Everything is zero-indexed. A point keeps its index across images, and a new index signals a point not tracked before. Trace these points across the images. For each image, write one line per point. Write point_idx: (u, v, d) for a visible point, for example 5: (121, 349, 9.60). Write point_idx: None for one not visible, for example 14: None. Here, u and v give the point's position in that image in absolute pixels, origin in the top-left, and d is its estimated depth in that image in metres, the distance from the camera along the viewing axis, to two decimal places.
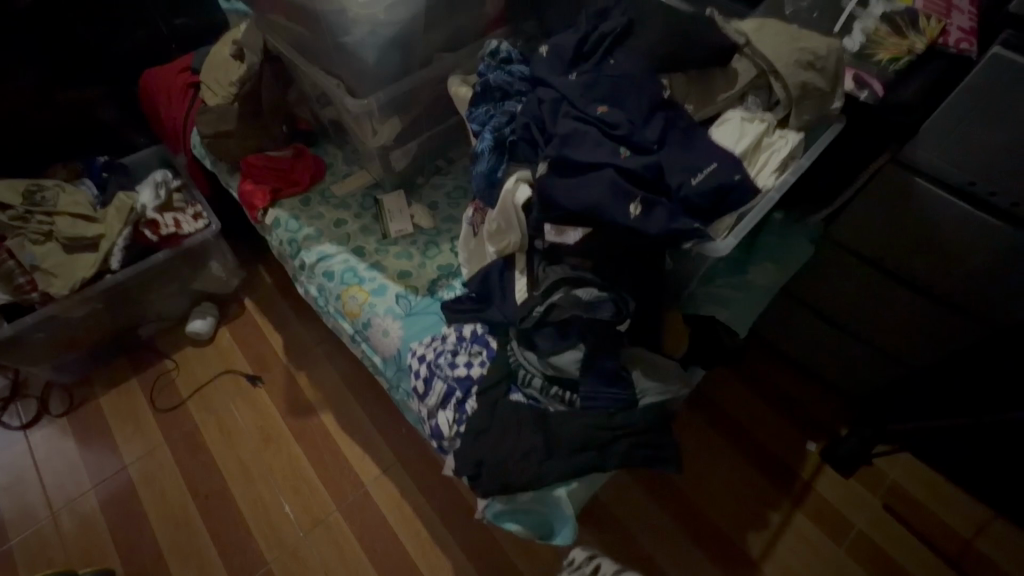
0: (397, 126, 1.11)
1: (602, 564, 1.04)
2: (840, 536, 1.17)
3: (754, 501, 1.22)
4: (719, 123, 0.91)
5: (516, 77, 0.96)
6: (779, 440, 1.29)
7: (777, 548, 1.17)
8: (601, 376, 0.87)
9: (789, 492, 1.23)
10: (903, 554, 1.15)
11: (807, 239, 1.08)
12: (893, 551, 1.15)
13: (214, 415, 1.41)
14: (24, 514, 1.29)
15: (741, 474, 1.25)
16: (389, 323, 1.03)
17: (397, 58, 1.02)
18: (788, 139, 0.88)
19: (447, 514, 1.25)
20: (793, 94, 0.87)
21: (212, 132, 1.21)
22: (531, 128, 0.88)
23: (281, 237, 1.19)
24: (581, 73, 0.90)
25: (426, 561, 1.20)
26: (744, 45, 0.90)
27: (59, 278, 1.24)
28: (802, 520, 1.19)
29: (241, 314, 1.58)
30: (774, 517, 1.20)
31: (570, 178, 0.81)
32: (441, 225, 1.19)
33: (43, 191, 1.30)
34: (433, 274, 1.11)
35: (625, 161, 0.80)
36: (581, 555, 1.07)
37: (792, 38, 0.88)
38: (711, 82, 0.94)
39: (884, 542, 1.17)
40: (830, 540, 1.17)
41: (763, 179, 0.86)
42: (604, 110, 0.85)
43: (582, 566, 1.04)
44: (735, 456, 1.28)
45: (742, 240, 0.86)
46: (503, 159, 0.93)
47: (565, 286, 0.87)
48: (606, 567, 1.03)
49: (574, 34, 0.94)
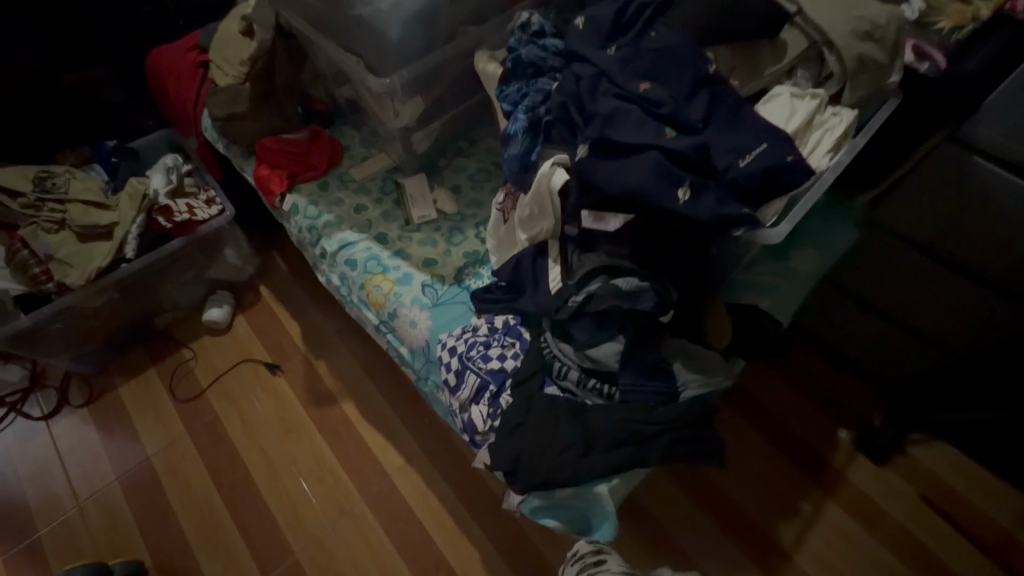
0: (421, 106, 1.05)
1: (606, 559, 0.97)
2: (872, 524, 1.16)
3: (790, 492, 1.20)
4: (764, 101, 0.86)
5: (550, 51, 0.88)
6: (811, 428, 1.27)
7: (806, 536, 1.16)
8: (640, 369, 0.83)
9: (822, 482, 1.20)
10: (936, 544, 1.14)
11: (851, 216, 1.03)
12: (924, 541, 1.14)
13: (235, 405, 1.39)
14: (50, 504, 1.29)
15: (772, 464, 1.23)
16: (417, 314, 0.99)
17: (421, 32, 0.95)
18: (843, 117, 0.84)
19: (472, 503, 1.24)
20: (849, 68, 0.82)
21: (226, 114, 1.17)
22: (569, 107, 0.81)
23: (300, 224, 1.14)
24: (620, 50, 0.83)
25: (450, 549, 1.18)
26: (795, 14, 0.85)
27: (74, 268, 1.21)
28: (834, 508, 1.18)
29: (258, 302, 1.55)
30: (808, 507, 1.18)
31: (614, 160, 0.76)
32: (465, 210, 1.14)
33: (53, 177, 1.25)
34: (459, 261, 1.06)
35: (670, 139, 0.75)
36: (586, 547, 1.01)
37: (848, 6, 0.83)
38: (758, 56, 0.88)
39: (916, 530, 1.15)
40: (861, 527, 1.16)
41: (816, 159, 0.81)
42: (646, 86, 0.80)
43: (585, 558, 0.98)
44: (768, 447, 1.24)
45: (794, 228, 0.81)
46: (537, 142, 0.86)
47: (603, 274, 0.83)
48: (609, 562, 0.95)
49: (612, 6, 0.87)
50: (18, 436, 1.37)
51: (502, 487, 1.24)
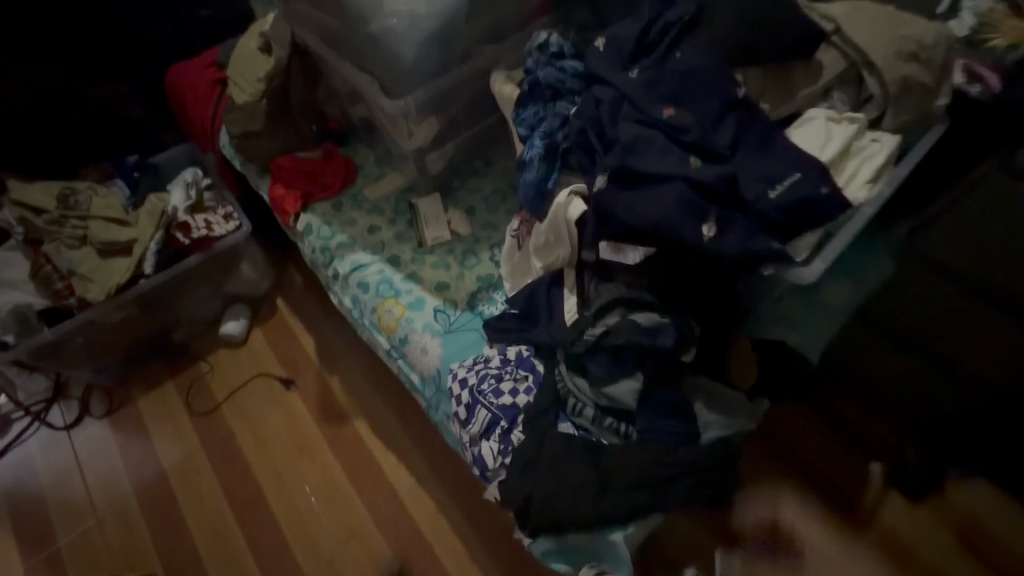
0: (435, 126, 1.03)
1: None
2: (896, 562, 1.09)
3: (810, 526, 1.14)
4: (795, 126, 0.81)
5: (569, 73, 0.83)
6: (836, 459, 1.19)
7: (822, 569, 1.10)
8: (659, 408, 0.79)
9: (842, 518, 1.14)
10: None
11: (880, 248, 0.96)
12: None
13: (250, 421, 1.40)
14: (69, 515, 1.30)
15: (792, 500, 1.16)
16: (428, 340, 0.97)
17: (436, 53, 0.93)
18: (885, 144, 0.78)
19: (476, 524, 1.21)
20: (891, 90, 0.77)
21: (243, 131, 1.17)
22: (588, 132, 0.76)
23: (313, 245, 1.13)
24: (643, 72, 0.78)
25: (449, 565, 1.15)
26: (833, 33, 0.80)
27: (95, 284, 1.23)
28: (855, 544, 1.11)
29: (274, 315, 1.55)
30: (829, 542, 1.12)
31: (635, 191, 0.71)
32: (479, 232, 1.12)
33: (76, 194, 1.26)
34: (472, 286, 1.04)
35: (695, 169, 0.71)
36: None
37: (891, 25, 0.78)
38: (791, 75, 0.82)
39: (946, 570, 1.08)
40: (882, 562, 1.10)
41: (854, 191, 0.75)
42: (670, 112, 0.75)
43: None
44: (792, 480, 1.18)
45: (830, 264, 0.76)
46: (554, 168, 0.82)
47: (621, 308, 0.79)
48: None
49: (634, 24, 0.81)
50: (40, 444, 1.40)
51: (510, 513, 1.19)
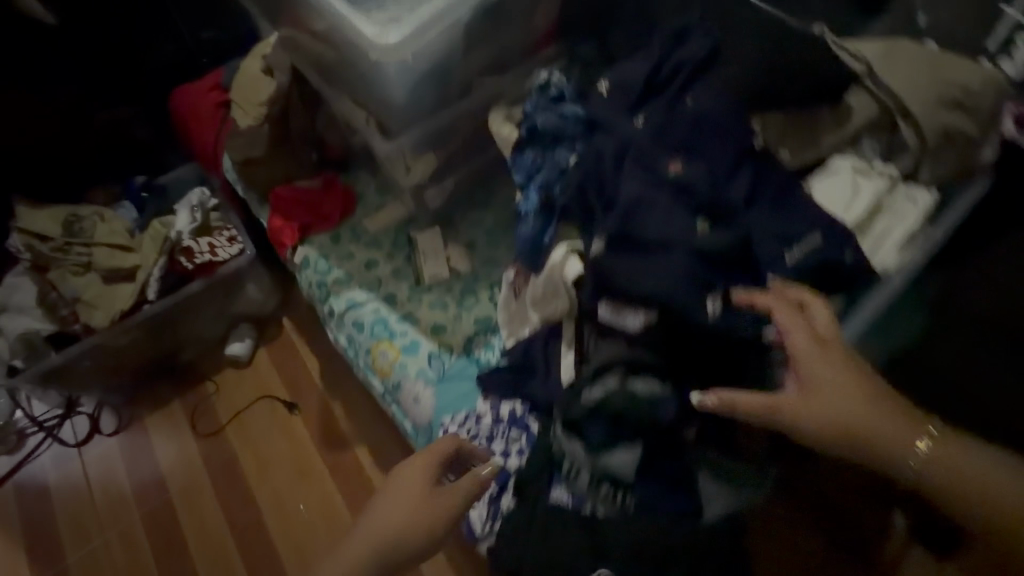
0: (433, 162, 0.98)
1: None
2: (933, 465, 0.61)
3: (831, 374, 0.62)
4: (812, 180, 0.74)
5: (569, 119, 0.77)
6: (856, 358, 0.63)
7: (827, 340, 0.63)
8: (659, 480, 0.74)
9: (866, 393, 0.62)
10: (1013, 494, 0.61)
11: (918, 322, 0.82)
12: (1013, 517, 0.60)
13: (251, 445, 1.40)
14: (77, 534, 1.32)
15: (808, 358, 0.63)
16: (420, 389, 0.94)
17: (433, 89, 0.88)
18: (920, 202, 0.71)
19: (432, 506, 0.74)
20: (930, 142, 0.70)
21: (244, 157, 1.15)
22: (586, 189, 0.71)
23: (309, 279, 1.10)
24: (650, 121, 0.72)
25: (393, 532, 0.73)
26: (865, 75, 0.72)
27: (100, 310, 1.25)
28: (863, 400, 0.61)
29: (281, 336, 1.52)
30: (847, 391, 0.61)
31: (636, 258, 0.66)
32: (479, 269, 1.08)
33: (80, 221, 1.29)
34: (469, 329, 1.01)
35: (701, 236, 0.65)
36: None
37: (932, 68, 0.69)
38: (816, 121, 0.74)
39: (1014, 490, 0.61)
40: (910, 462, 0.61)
41: (882, 257, 0.68)
42: (678, 167, 0.69)
43: None
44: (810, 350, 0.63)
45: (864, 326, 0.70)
46: (551, 221, 0.77)
47: (621, 370, 0.72)
48: None
49: (642, 64, 0.74)
50: (54, 460, 1.41)
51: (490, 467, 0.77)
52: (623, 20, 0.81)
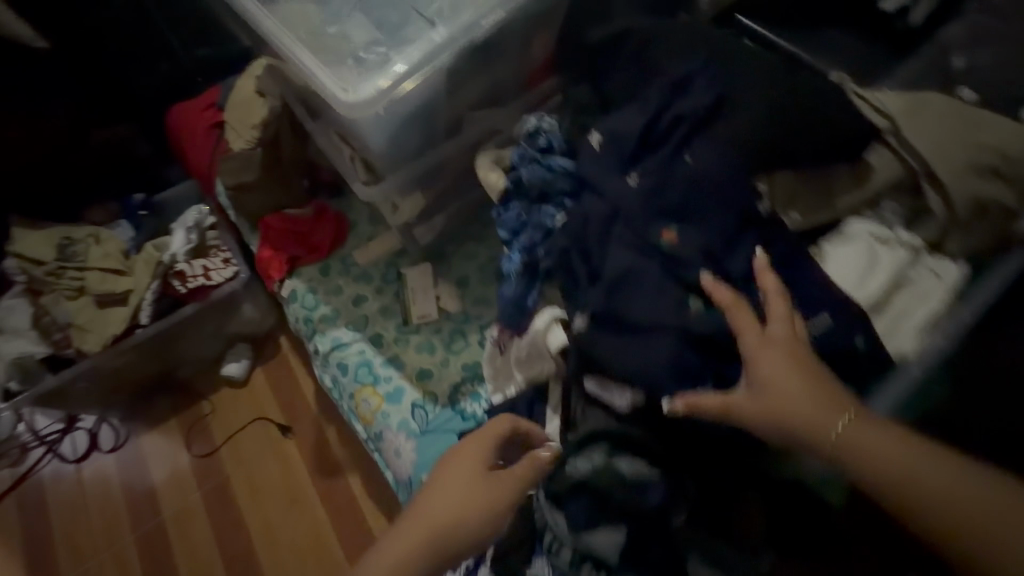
0: (420, 202, 0.94)
1: None
2: (881, 464, 0.52)
3: (769, 357, 0.55)
4: (817, 253, 0.67)
5: (558, 173, 0.71)
6: (803, 341, 0.57)
7: (771, 322, 0.57)
8: (645, 566, 0.69)
9: (811, 380, 0.54)
10: (978, 507, 0.51)
11: None
12: (974, 536, 0.50)
13: (245, 468, 1.39)
14: (74, 551, 1.34)
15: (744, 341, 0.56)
16: (402, 441, 0.90)
17: (417, 131, 0.84)
18: (945, 278, 0.63)
19: (489, 490, 0.65)
20: (961, 214, 0.62)
21: (236, 183, 1.11)
22: (572, 255, 0.66)
23: (296, 313, 1.08)
24: (643, 181, 0.65)
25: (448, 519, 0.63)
26: (888, 132, 0.66)
27: (92, 334, 1.24)
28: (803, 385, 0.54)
29: (276, 355, 1.49)
30: (785, 372, 0.54)
31: (623, 338, 0.61)
32: (469, 309, 1.02)
33: (74, 244, 1.28)
34: (457, 376, 0.96)
35: (692, 318, 0.59)
36: None
37: (964, 128, 0.63)
38: (833, 180, 0.67)
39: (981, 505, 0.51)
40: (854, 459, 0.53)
41: (898, 343, 0.61)
42: (671, 235, 0.63)
43: None
44: (749, 329, 0.56)
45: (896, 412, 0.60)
46: (535, 283, 0.72)
47: (605, 444, 0.69)
48: None
49: (636, 116, 0.68)
50: (53, 475, 1.42)
51: (549, 451, 0.68)
52: (623, 59, 0.73)
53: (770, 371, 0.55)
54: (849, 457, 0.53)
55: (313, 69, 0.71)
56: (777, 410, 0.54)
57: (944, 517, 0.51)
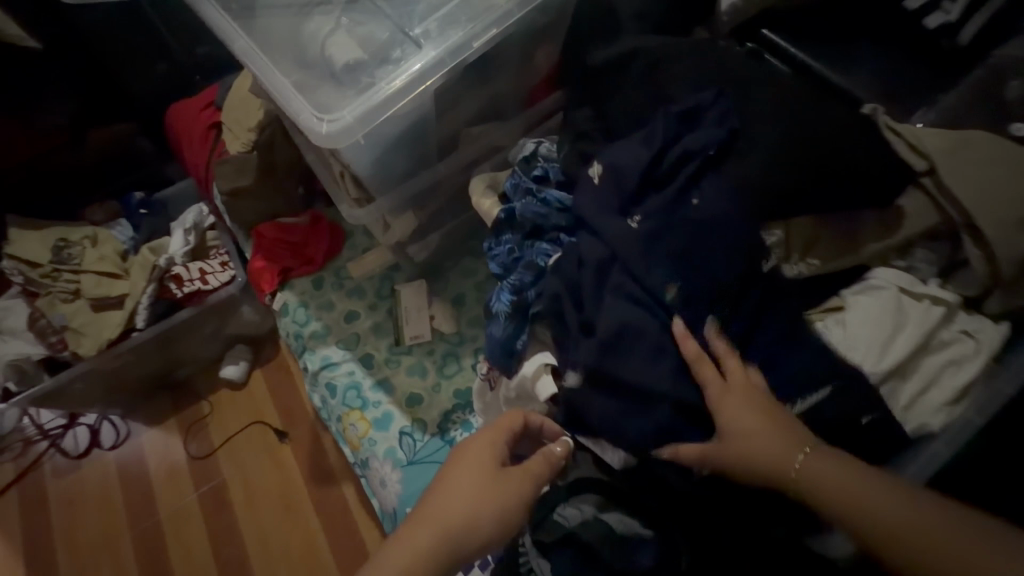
0: (413, 222, 0.88)
1: None
2: (852, 497, 0.48)
3: (730, 396, 0.53)
4: (825, 313, 0.60)
5: (553, 208, 0.68)
6: (758, 385, 0.54)
7: (727, 363, 0.55)
8: None
9: (767, 417, 0.52)
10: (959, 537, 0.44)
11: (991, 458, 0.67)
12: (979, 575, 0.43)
13: (242, 472, 1.37)
14: (71, 548, 1.34)
15: (705, 380, 0.54)
16: (388, 472, 0.87)
17: (406, 151, 0.80)
18: (982, 341, 0.57)
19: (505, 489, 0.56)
20: (1007, 272, 0.55)
21: (231, 188, 1.06)
22: (563, 302, 0.61)
23: (287, 328, 1.05)
24: (647, 232, 0.58)
25: (462, 519, 0.53)
26: (924, 173, 0.59)
27: (86, 338, 1.23)
28: (761, 419, 0.52)
29: (275, 358, 1.47)
30: (738, 409, 0.52)
31: (614, 402, 0.57)
32: (465, 330, 0.97)
33: (69, 247, 1.27)
34: (448, 403, 0.92)
35: (681, 386, 0.55)
36: None
37: (1013, 174, 0.56)
38: (857, 227, 0.61)
39: (981, 553, 0.44)
40: (820, 495, 0.49)
41: (920, 415, 0.55)
42: (675, 287, 0.57)
43: None
44: (707, 375, 0.54)
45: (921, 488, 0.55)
46: (524, 327, 0.67)
47: (598, 496, 0.65)
48: None
49: (641, 150, 0.62)
50: (55, 470, 1.43)
51: (563, 447, 0.60)
52: (631, 82, 0.67)
53: (726, 411, 0.53)
54: (816, 494, 0.49)
55: (285, 97, 0.68)
56: (740, 449, 0.51)
57: (925, 548, 0.44)
